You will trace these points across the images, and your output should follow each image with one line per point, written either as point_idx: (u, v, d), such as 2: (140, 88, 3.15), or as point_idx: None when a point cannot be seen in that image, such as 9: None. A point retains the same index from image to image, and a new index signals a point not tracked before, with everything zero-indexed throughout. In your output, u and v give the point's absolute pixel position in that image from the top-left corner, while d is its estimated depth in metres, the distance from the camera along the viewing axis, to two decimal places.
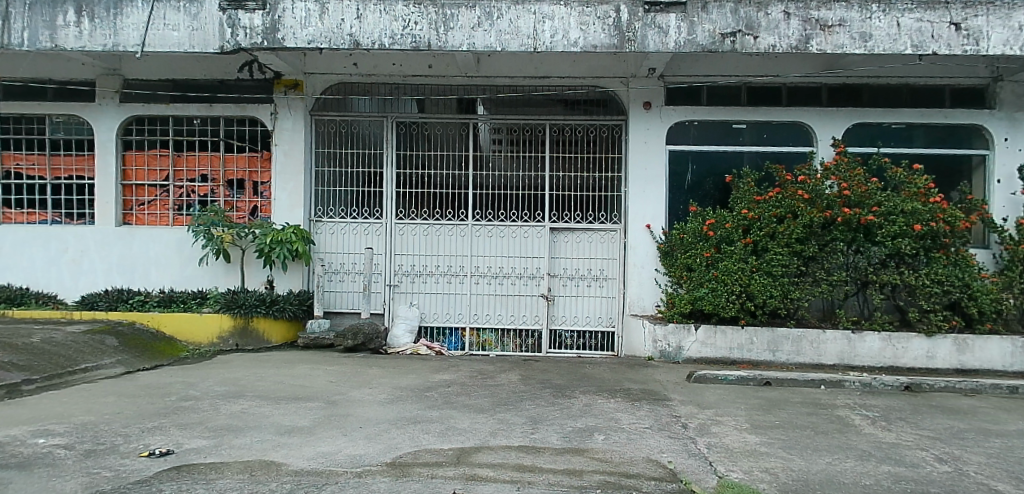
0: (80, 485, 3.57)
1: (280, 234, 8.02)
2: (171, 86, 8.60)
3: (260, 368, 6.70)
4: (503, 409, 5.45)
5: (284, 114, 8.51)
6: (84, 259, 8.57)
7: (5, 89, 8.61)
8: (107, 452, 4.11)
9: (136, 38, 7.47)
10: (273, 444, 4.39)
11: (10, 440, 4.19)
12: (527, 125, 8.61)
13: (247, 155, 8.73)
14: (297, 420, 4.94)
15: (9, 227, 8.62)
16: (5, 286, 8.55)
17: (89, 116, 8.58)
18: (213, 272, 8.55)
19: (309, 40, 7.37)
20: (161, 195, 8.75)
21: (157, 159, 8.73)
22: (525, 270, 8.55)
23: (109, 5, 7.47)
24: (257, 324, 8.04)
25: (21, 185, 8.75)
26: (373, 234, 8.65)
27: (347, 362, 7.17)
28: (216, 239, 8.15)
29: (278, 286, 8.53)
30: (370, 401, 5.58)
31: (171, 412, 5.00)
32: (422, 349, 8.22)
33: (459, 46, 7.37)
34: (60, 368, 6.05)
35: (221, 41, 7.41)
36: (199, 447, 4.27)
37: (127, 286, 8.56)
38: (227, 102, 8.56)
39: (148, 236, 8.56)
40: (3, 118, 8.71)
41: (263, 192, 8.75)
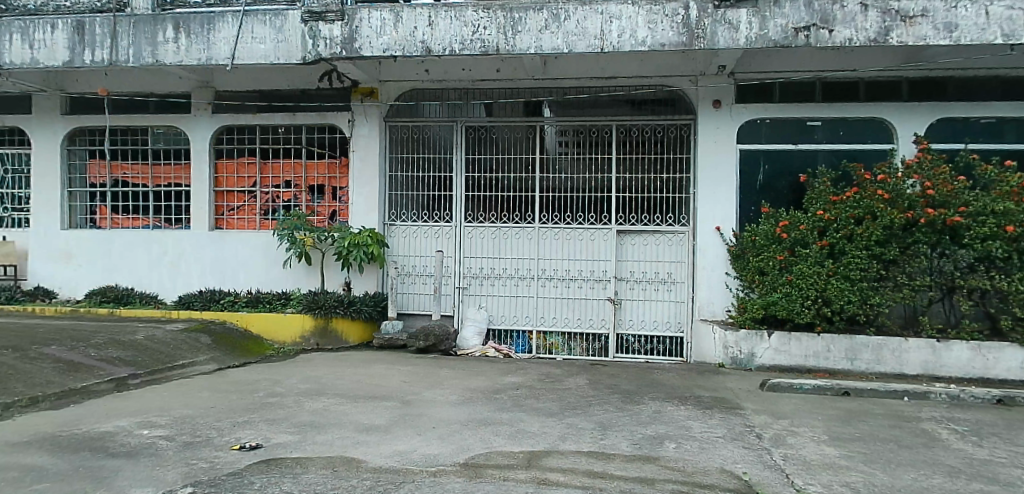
0: (181, 476, 3.84)
1: (357, 238, 8.34)
2: (258, 96, 9.04)
3: (339, 367, 6.98)
4: (572, 414, 5.49)
5: (361, 121, 8.82)
6: (182, 260, 9.13)
7: (113, 102, 9.26)
8: (204, 444, 4.39)
9: (227, 51, 7.90)
10: (352, 442, 4.58)
11: (119, 430, 4.55)
12: (594, 126, 8.59)
13: (327, 161, 9.09)
14: (374, 419, 5.13)
15: (117, 231, 9.29)
16: (113, 287, 9.22)
17: (185, 126, 9.14)
18: (296, 274, 8.94)
19: (384, 48, 7.61)
20: (249, 200, 9.23)
21: (245, 166, 9.22)
22: (592, 273, 8.56)
23: (204, 21, 7.93)
24: (336, 325, 8.37)
25: (127, 191, 9.43)
26: (443, 237, 8.84)
27: (420, 363, 7.37)
28: (299, 243, 8.50)
29: (355, 288, 8.84)
30: (443, 402, 5.72)
31: (259, 408, 5.28)
32: (490, 351, 8.36)
33: (526, 49, 7.43)
34: (161, 363, 6.50)
35: (303, 53, 7.76)
36: (285, 442, 4.50)
37: (219, 287, 9.07)
38: (308, 110, 8.94)
39: (236, 239, 9.04)
40: (110, 130, 9.38)
41: (341, 197, 9.10)
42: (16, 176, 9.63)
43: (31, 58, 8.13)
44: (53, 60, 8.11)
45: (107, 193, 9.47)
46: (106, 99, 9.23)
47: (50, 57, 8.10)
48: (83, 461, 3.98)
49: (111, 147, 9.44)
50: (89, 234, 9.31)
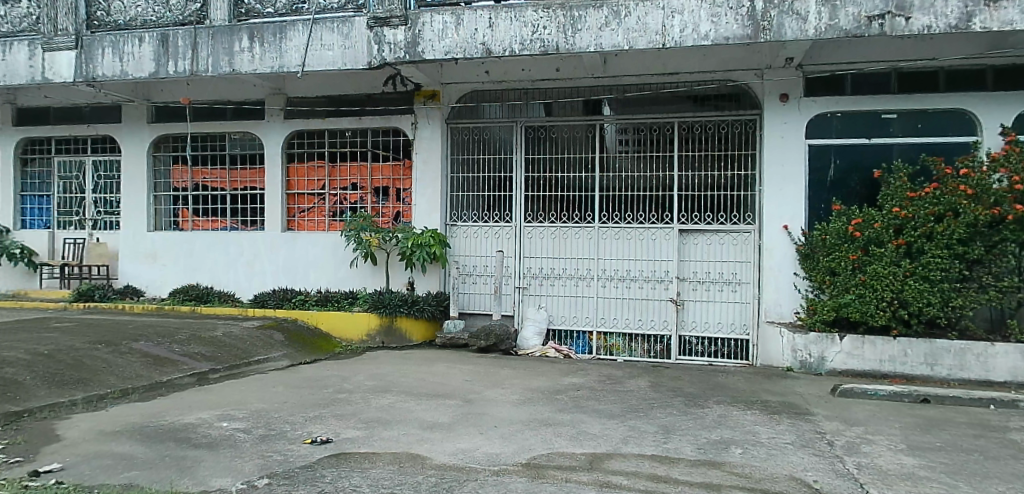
0: (257, 467, 4.02)
1: (420, 238, 8.53)
2: (326, 101, 9.34)
3: (403, 365, 7.15)
4: (634, 416, 5.44)
5: (423, 124, 9.03)
6: (257, 260, 9.55)
7: (194, 110, 9.77)
8: (278, 437, 4.59)
9: (298, 59, 8.21)
10: (417, 438, 4.69)
11: (201, 422, 4.81)
12: (655, 124, 8.47)
13: (391, 164, 9.36)
14: (438, 416, 5.22)
15: (198, 233, 9.81)
16: (194, 285, 9.73)
17: (260, 132, 9.56)
18: (362, 274, 9.21)
19: (445, 51, 7.72)
20: (318, 202, 9.56)
21: (315, 170, 9.57)
22: (653, 273, 8.43)
23: (276, 31, 8.26)
24: (400, 323, 8.59)
25: (207, 195, 9.94)
26: (503, 237, 8.91)
27: (481, 363, 7.46)
28: (365, 243, 8.76)
29: (418, 287, 9.06)
30: (504, 401, 5.77)
31: (329, 403, 5.48)
32: (550, 351, 8.35)
33: (586, 47, 7.39)
34: (239, 359, 6.83)
35: (369, 58, 7.98)
36: (353, 438, 4.65)
37: (292, 286, 9.44)
38: (374, 114, 9.20)
39: (307, 239, 9.38)
40: (192, 137, 9.91)
41: (405, 198, 9.35)
42: (109, 182, 10.30)
43: (121, 70, 8.64)
44: (140, 71, 8.60)
45: (189, 196, 10.01)
46: (187, 108, 9.73)
47: (137, 68, 8.60)
48: (168, 450, 4.22)
49: (193, 153, 9.97)
50: (173, 236, 9.86)
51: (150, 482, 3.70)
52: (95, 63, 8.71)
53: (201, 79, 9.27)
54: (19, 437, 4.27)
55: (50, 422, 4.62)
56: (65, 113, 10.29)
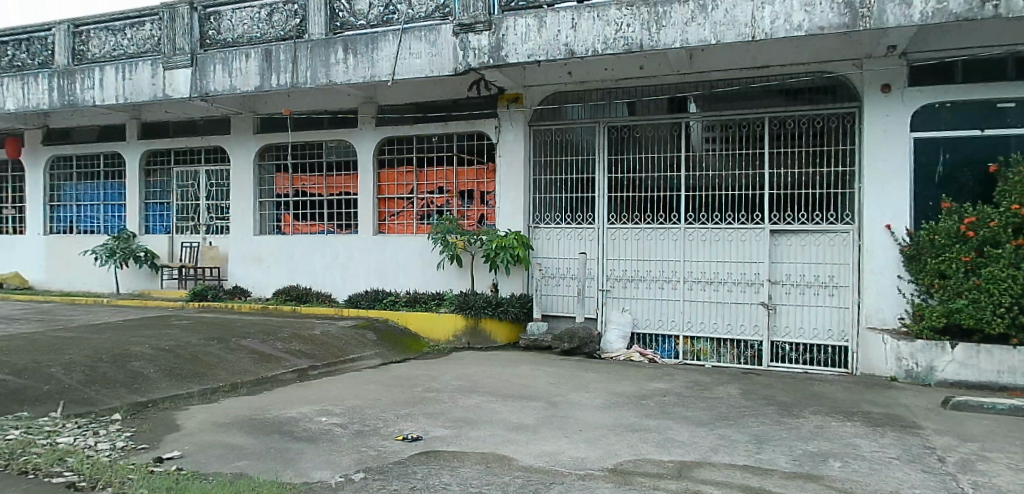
0: (353, 461, 4.21)
1: (504, 240, 8.65)
2: (414, 108, 9.66)
3: (489, 366, 7.28)
4: (724, 424, 5.29)
5: (507, 127, 9.16)
6: (350, 262, 10.00)
7: (294, 120, 10.33)
8: (372, 433, 4.79)
9: (389, 68, 8.53)
10: (503, 439, 4.75)
11: (302, 416, 5.10)
12: (745, 120, 8.18)
13: (476, 167, 9.57)
14: (524, 418, 5.28)
15: (297, 236, 10.38)
16: (295, 286, 10.29)
17: (353, 140, 10.02)
18: (449, 276, 9.45)
19: (528, 54, 7.79)
20: (407, 206, 9.91)
21: (404, 175, 9.94)
22: (743, 275, 8.14)
23: (369, 42, 8.63)
24: (485, 324, 8.74)
25: (306, 201, 10.51)
26: (586, 239, 8.89)
27: (565, 365, 7.48)
28: (451, 245, 8.99)
29: (502, 289, 9.19)
30: (589, 405, 5.76)
31: (418, 402, 5.66)
32: (635, 355, 8.25)
33: (672, 44, 7.25)
34: (335, 356, 7.19)
35: (455, 64, 8.17)
36: (442, 436, 4.77)
37: (382, 287, 9.80)
38: (459, 119, 9.43)
39: (397, 242, 9.73)
40: (292, 146, 10.51)
41: (489, 201, 9.52)
42: (220, 189, 11.09)
43: (230, 84, 9.25)
44: (247, 85, 9.18)
45: (289, 202, 10.61)
46: (288, 118, 10.31)
47: (244, 83, 9.19)
48: (273, 443, 4.50)
49: (293, 161, 10.55)
50: (276, 239, 10.49)
51: (257, 472, 3.95)
52: (207, 79, 9.37)
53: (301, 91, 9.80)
54: (144, 426, 4.68)
55: (170, 412, 5.04)
56: (182, 127, 11.14)
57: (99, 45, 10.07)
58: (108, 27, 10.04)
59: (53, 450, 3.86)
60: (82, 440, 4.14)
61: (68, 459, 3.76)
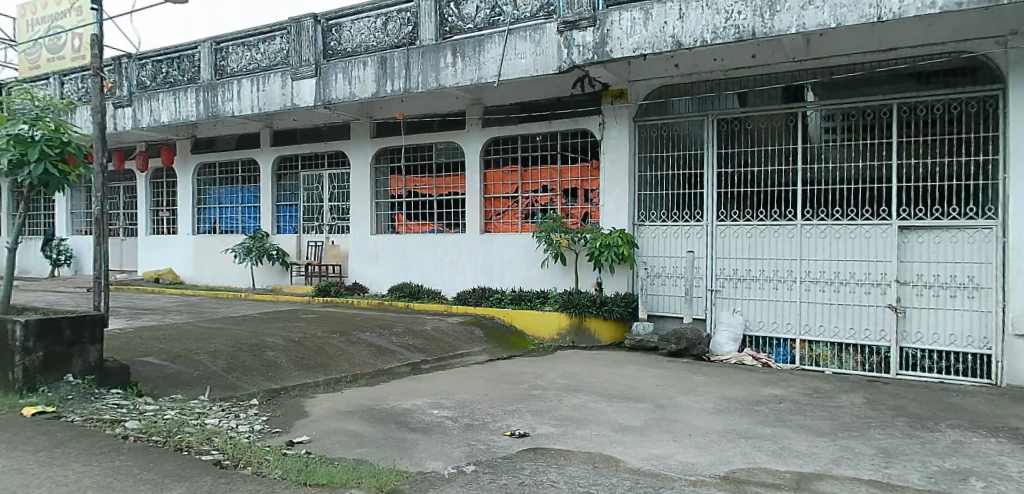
0: (464, 454, 4.33)
1: (608, 238, 8.60)
2: (519, 108, 9.84)
3: (595, 365, 7.28)
4: (847, 435, 5.01)
5: (611, 123, 9.11)
6: (459, 261, 10.36)
7: (406, 124, 10.81)
8: (482, 428, 4.93)
9: (495, 69, 8.70)
10: (611, 440, 4.73)
11: (416, 408, 5.34)
12: (869, 108, 7.63)
13: (579, 165, 9.58)
14: (631, 419, 5.25)
15: (410, 236, 10.88)
16: (408, 283, 10.80)
17: (461, 141, 10.34)
18: (553, 274, 9.54)
19: (634, 48, 7.68)
20: (512, 205, 10.10)
21: (509, 174, 10.12)
22: (867, 276, 7.61)
23: (476, 45, 8.85)
24: (590, 323, 8.73)
25: (418, 201, 10.99)
26: (694, 237, 8.65)
27: (673, 367, 7.34)
28: (556, 244, 9.06)
29: (607, 288, 9.16)
30: (699, 409, 5.63)
31: (526, 398, 5.77)
32: (748, 359, 7.93)
33: (787, 29, 6.89)
34: (445, 351, 7.47)
35: (559, 62, 8.20)
36: (550, 433, 4.83)
37: (489, 285, 10.07)
38: (564, 117, 9.48)
39: (503, 241, 9.95)
40: (405, 148, 11.01)
41: (593, 199, 9.51)
42: (342, 191, 11.80)
43: (350, 92, 9.79)
44: (365, 93, 9.68)
45: (403, 203, 11.13)
46: (401, 122, 10.80)
47: (362, 90, 9.69)
48: (390, 432, 4.75)
49: (406, 163, 11.06)
50: (391, 239, 11.05)
51: (377, 459, 4.19)
52: (330, 87, 9.97)
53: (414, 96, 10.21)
54: (278, 411, 5.09)
55: (299, 399, 5.44)
56: (308, 133, 11.93)
57: (237, 60, 10.98)
58: (245, 42, 10.91)
59: (202, 429, 4.29)
60: (225, 422, 4.57)
61: (214, 439, 4.16)
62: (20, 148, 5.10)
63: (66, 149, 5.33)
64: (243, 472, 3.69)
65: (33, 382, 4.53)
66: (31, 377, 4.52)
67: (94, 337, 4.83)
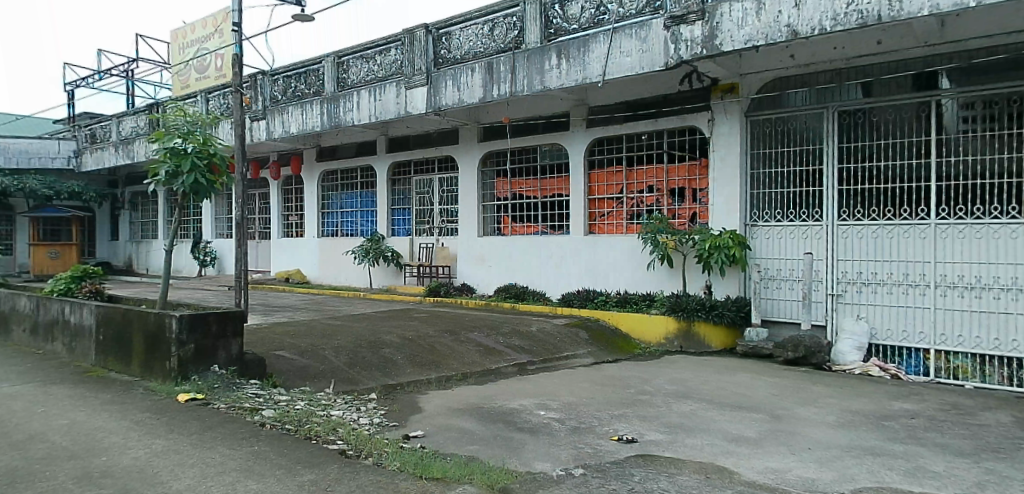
0: (572, 457, 4.36)
1: (719, 240, 8.33)
2: (624, 107, 9.72)
3: (705, 372, 7.10)
4: (992, 457, 4.56)
5: (721, 119, 8.81)
6: (563, 262, 10.42)
7: (512, 127, 10.99)
8: (589, 431, 4.93)
9: (600, 69, 8.66)
10: (724, 450, 4.58)
11: (524, 409, 5.45)
12: (1016, 94, 6.86)
13: (687, 164, 9.37)
14: (744, 430, 5.06)
15: (516, 238, 11.07)
16: (514, 284, 10.99)
17: (565, 142, 10.38)
18: (660, 276, 9.38)
19: (746, 40, 7.38)
20: (617, 206, 10.02)
21: (613, 175, 10.06)
22: (1014, 280, 6.86)
23: (580, 45, 8.85)
24: (699, 328, 8.49)
25: (523, 203, 11.15)
26: (812, 237, 8.19)
27: (790, 376, 7.00)
28: (662, 246, 8.86)
29: (717, 292, 8.90)
30: (819, 422, 5.34)
31: (633, 403, 5.72)
32: (874, 370, 7.34)
33: (918, 11, 6.33)
34: (550, 353, 7.55)
35: (666, 58, 8.05)
36: (658, 440, 4.76)
37: (594, 287, 10.05)
38: (670, 114, 9.29)
39: (608, 242, 9.89)
40: (510, 151, 11.21)
41: (701, 199, 9.26)
42: (451, 195, 12.20)
43: (459, 98, 10.09)
44: (473, 98, 9.94)
45: (509, 205, 11.34)
46: (507, 126, 10.99)
47: (470, 95, 9.96)
48: (499, 431, 4.87)
49: (512, 166, 11.26)
50: (498, 241, 11.29)
51: (488, 457, 4.31)
52: (440, 94, 10.33)
53: (520, 100, 10.36)
54: (394, 406, 5.37)
55: (413, 395, 5.70)
56: (420, 140, 12.42)
57: (356, 72, 11.62)
58: (363, 55, 11.53)
59: (328, 420, 4.60)
60: (348, 414, 4.88)
61: (339, 429, 4.45)
62: (175, 160, 5.71)
63: (212, 160, 5.90)
64: (366, 462, 3.92)
65: (186, 371, 5.06)
66: (184, 366, 5.05)
67: (236, 331, 5.30)
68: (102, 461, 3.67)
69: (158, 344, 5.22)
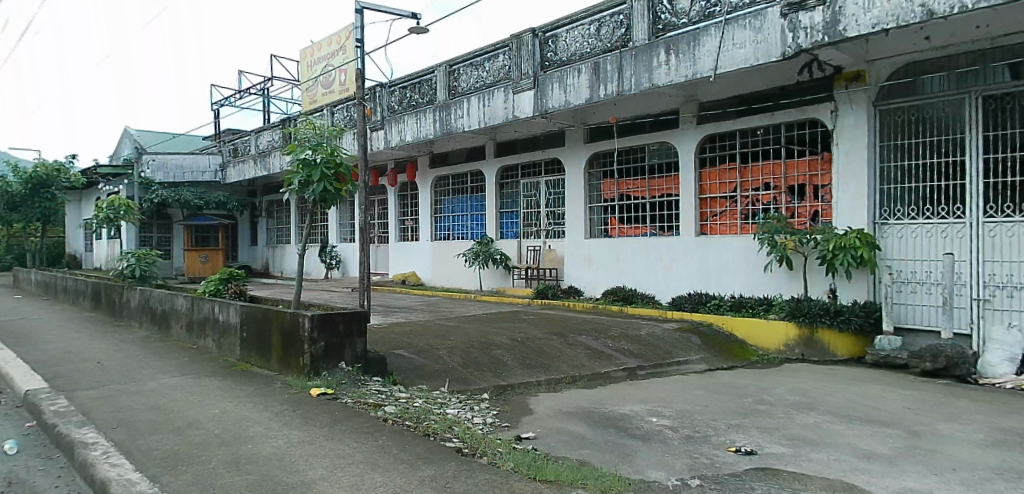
0: (687, 467, 4.27)
1: (844, 240, 7.82)
2: (738, 101, 9.36)
3: (830, 382, 6.70)
4: None
5: (845, 110, 8.26)
6: (673, 264, 10.19)
7: (619, 127, 10.88)
8: (705, 441, 4.81)
9: (711, 63, 8.39)
10: (853, 467, 4.32)
11: (635, 415, 5.40)
12: None
13: (807, 159, 8.87)
14: (876, 446, 4.74)
15: (624, 239, 10.96)
16: (622, 287, 10.86)
17: (675, 140, 10.15)
18: (778, 279, 8.95)
19: (873, 23, 6.89)
20: (730, 205, 9.69)
21: (726, 173, 9.74)
22: None
23: (690, 40, 8.61)
24: (822, 336, 7.99)
25: (631, 204, 11.01)
26: (952, 237, 7.49)
27: (928, 389, 6.46)
28: (780, 246, 8.44)
29: (842, 297, 8.34)
30: (963, 440, 4.89)
31: (750, 413, 5.51)
32: None
33: None
34: (662, 358, 7.42)
35: (783, 48, 7.67)
36: (780, 453, 4.56)
37: (706, 290, 9.74)
38: (789, 107, 8.82)
39: (721, 244, 9.56)
40: (618, 151, 11.08)
41: (824, 196, 8.74)
42: (558, 197, 12.26)
43: (566, 100, 10.12)
44: (579, 99, 9.94)
45: (616, 207, 11.26)
46: (614, 125, 10.88)
47: (577, 97, 9.96)
48: (611, 437, 4.86)
49: (619, 167, 11.15)
50: (605, 243, 11.22)
51: (600, 462, 4.32)
52: (547, 97, 10.40)
53: (628, 99, 10.24)
54: (506, 406, 5.50)
55: (524, 397, 5.81)
56: (528, 143, 12.58)
57: (466, 80, 11.97)
58: (473, 63, 11.84)
59: (444, 418, 4.79)
60: (463, 413, 5.06)
61: (455, 427, 4.62)
62: (307, 171, 6.17)
63: (339, 169, 6.31)
64: (481, 461, 4.05)
65: (318, 368, 5.45)
66: (315, 363, 5.44)
67: (360, 330, 5.64)
68: (247, 448, 4.04)
69: (293, 342, 5.66)
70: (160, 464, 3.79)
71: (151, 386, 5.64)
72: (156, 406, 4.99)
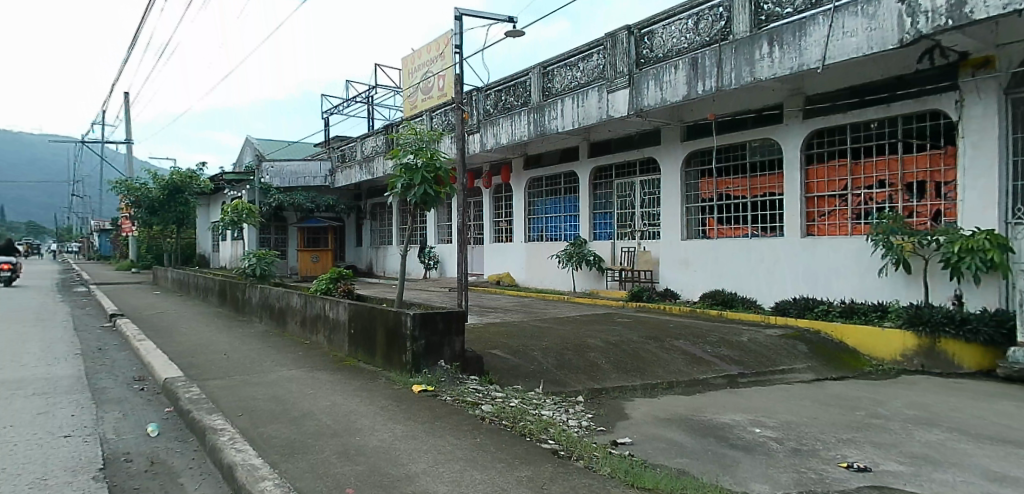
0: (793, 481, 4.09)
1: (971, 242, 7.20)
2: (850, 93, 8.80)
3: (954, 397, 6.20)
4: None
5: (972, 100, 7.60)
6: (776, 268, 9.76)
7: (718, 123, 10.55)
8: (813, 455, 4.59)
9: (818, 53, 7.96)
10: (982, 490, 3.99)
11: (736, 424, 5.23)
12: None
13: (928, 153, 8.24)
14: (1008, 469, 4.35)
15: (723, 241, 10.61)
16: (721, 290, 10.53)
17: (779, 137, 9.72)
18: (894, 284, 8.38)
19: (1005, 4, 6.31)
20: (840, 205, 9.17)
21: (835, 170, 9.21)
22: None
23: (796, 30, 8.22)
24: (946, 346, 7.40)
25: (730, 203, 10.65)
26: None
27: None
28: (897, 248, 7.89)
29: (968, 303, 7.71)
30: None
31: (863, 427, 5.20)
32: None
33: None
34: (764, 365, 7.14)
35: (900, 35, 7.16)
36: (897, 471, 4.28)
37: (813, 294, 9.27)
38: (906, 98, 8.21)
39: (830, 246, 9.07)
40: (717, 149, 10.73)
41: (948, 193, 8.08)
42: (653, 197, 12.05)
43: (662, 98, 9.91)
44: (676, 96, 9.72)
45: (714, 206, 10.92)
46: (713, 122, 10.55)
47: (673, 94, 9.75)
48: (711, 446, 4.73)
49: (718, 165, 10.82)
50: (703, 244, 10.91)
51: (699, 472, 4.23)
52: (642, 95, 10.24)
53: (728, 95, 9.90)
54: (601, 410, 5.49)
55: (620, 402, 5.78)
56: (623, 143, 12.44)
57: (559, 81, 12.00)
58: (567, 63, 11.86)
59: (540, 419, 4.86)
60: (558, 415, 5.10)
61: (550, 429, 4.68)
62: (409, 174, 6.42)
63: (439, 172, 6.52)
64: (577, 465, 4.07)
65: (418, 365, 5.66)
66: (417, 360, 5.66)
67: (458, 328, 5.81)
68: (356, 440, 4.27)
69: (396, 339, 5.91)
70: (278, 451, 4.08)
71: (270, 377, 6.06)
72: (275, 397, 5.37)
